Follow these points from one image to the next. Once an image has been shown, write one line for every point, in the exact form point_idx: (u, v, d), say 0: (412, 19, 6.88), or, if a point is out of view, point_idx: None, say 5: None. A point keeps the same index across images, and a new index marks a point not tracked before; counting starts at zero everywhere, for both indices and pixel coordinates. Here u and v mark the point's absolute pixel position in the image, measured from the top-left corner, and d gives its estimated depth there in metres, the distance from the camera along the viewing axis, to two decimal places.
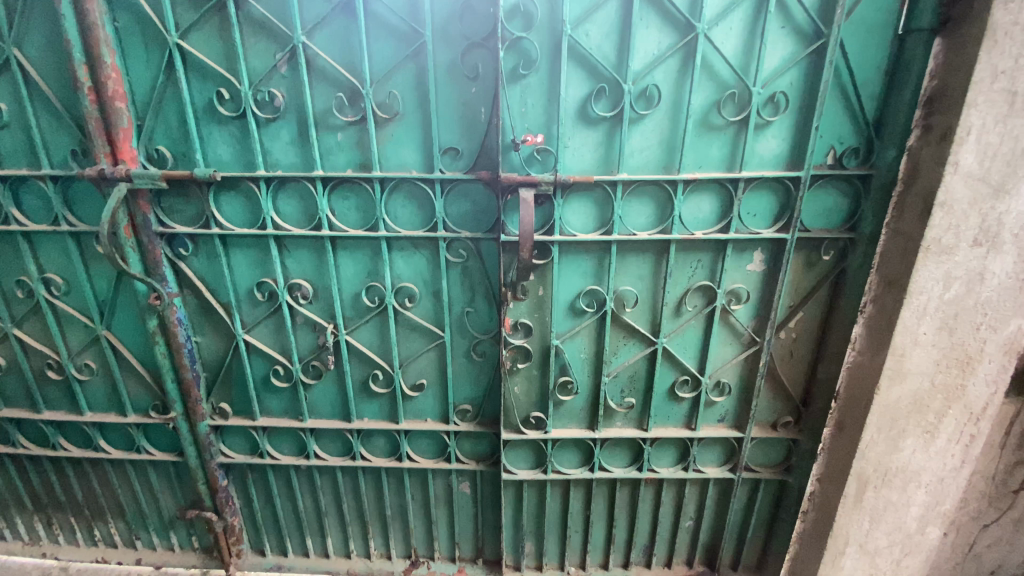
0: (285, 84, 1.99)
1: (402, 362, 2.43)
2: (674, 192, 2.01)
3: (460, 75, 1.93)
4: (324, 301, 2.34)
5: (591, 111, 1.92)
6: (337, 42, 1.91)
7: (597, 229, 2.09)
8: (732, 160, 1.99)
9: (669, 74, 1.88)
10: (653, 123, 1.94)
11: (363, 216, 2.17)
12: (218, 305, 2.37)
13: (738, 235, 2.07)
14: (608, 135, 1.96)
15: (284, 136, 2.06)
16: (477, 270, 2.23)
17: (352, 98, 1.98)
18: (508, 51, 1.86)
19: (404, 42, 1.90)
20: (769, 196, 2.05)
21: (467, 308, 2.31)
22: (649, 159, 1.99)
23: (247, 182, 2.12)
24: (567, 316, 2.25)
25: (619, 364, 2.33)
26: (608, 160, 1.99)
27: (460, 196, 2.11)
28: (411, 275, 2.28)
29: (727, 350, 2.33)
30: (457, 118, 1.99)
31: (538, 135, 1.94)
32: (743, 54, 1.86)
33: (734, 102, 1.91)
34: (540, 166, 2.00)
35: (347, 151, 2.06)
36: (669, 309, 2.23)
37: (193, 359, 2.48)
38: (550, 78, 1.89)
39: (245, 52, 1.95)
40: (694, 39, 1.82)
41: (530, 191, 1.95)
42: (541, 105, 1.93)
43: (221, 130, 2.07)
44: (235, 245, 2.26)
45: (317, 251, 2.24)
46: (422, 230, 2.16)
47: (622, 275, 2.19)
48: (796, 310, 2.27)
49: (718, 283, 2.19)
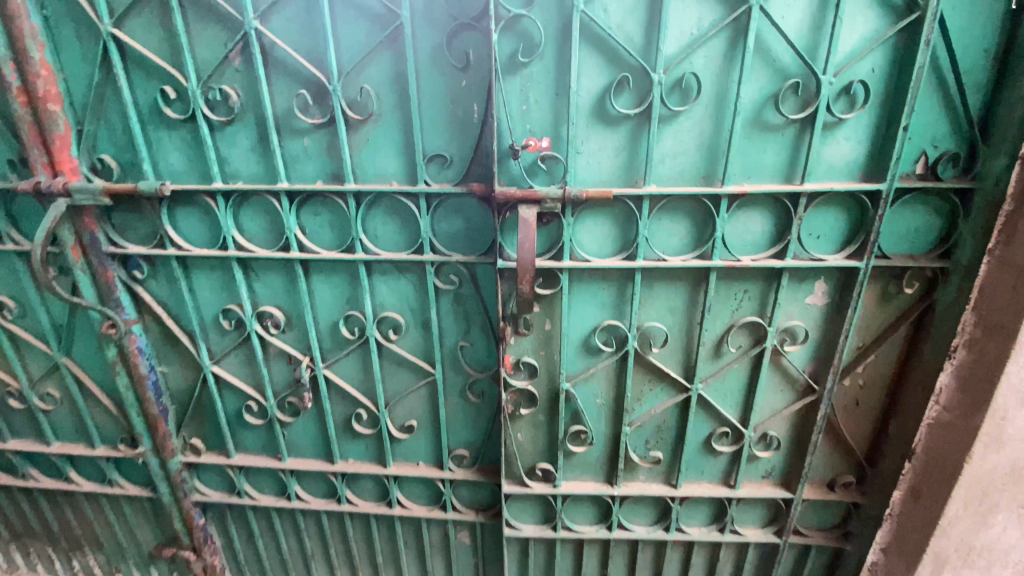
0: (239, 79, 1.66)
1: (388, 402, 2.09)
2: (715, 209, 1.60)
3: (447, 66, 1.56)
4: (298, 331, 2.02)
5: (611, 107, 1.52)
6: (297, 28, 1.57)
7: (617, 253, 1.70)
8: (791, 168, 1.57)
9: (712, 58, 1.46)
10: (690, 122, 1.53)
11: (338, 235, 1.83)
12: (181, 334, 2.08)
13: (797, 262, 1.65)
14: (631, 137, 1.55)
15: (242, 142, 1.74)
16: (473, 298, 1.87)
17: (319, 95, 1.63)
18: (505, 33, 1.47)
19: (379, 25, 1.54)
20: (838, 214, 1.63)
21: (461, 342, 1.95)
22: (685, 166, 1.58)
23: (203, 196, 1.81)
24: (579, 355, 1.87)
25: (644, 412, 1.95)
26: (633, 169, 1.59)
27: (450, 212, 1.75)
28: (395, 303, 1.93)
29: (775, 397, 1.93)
30: (444, 118, 1.62)
31: (543, 138, 1.55)
32: (811, 31, 1.43)
33: (798, 93, 1.48)
34: (546, 177, 1.62)
35: (316, 159, 1.72)
36: (706, 349, 1.83)
37: (158, 392, 2.21)
38: (559, 67, 1.49)
39: (191, 42, 1.63)
40: (747, 11, 1.38)
41: (533, 209, 1.57)
42: (547, 101, 1.53)
43: (172, 135, 1.76)
44: (196, 267, 1.96)
45: (288, 274, 1.92)
46: (406, 251, 1.81)
47: (649, 308, 1.79)
48: (865, 352, 1.84)
49: (769, 318, 1.77)
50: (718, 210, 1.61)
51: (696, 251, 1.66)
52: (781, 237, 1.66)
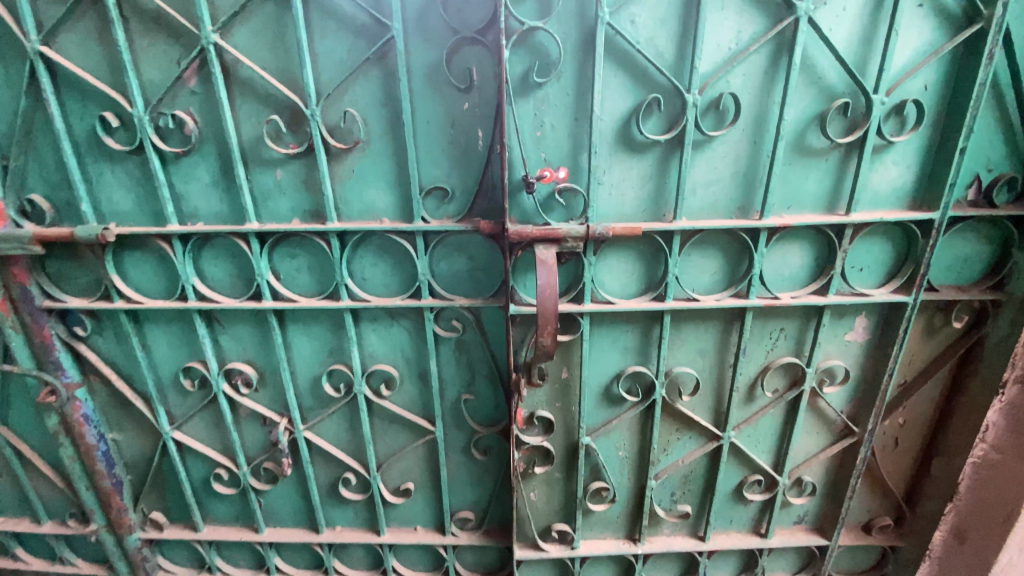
0: (197, 102, 1.39)
1: (381, 463, 1.84)
2: (753, 243, 1.43)
3: (447, 86, 1.34)
4: (274, 389, 1.75)
5: (638, 132, 1.33)
6: (266, 42, 1.32)
7: (643, 293, 1.51)
8: (835, 196, 1.41)
9: (751, 76, 1.29)
10: (726, 147, 1.35)
11: (319, 279, 1.58)
12: (135, 397, 1.78)
13: (841, 298, 1.49)
14: (660, 166, 1.37)
15: (202, 176, 1.47)
16: (478, 346, 1.64)
17: (294, 120, 1.39)
18: (516, 48, 1.26)
19: (365, 39, 1.31)
20: (883, 244, 1.48)
21: (464, 394, 1.71)
22: (719, 197, 1.40)
23: (156, 240, 1.53)
24: (599, 405, 1.67)
25: (670, 464, 1.76)
26: (661, 200, 1.40)
27: (451, 251, 1.52)
28: (387, 355, 1.68)
29: (811, 440, 1.76)
30: (443, 146, 1.40)
31: (559, 168, 1.34)
32: (859, 45, 1.28)
33: (846, 114, 1.32)
34: (563, 212, 1.41)
35: (290, 195, 1.47)
36: (739, 393, 1.64)
37: (110, 463, 1.90)
38: (579, 87, 1.29)
39: (136, 61, 1.36)
40: (794, 23, 1.22)
41: (551, 250, 1.36)
42: (564, 126, 1.33)
43: (116, 169, 1.48)
44: (151, 320, 1.67)
45: (260, 325, 1.66)
46: (400, 296, 1.57)
47: (676, 351, 1.60)
48: (908, 389, 1.70)
49: (808, 358, 1.60)
50: (756, 245, 1.44)
51: (732, 289, 1.48)
52: (822, 271, 1.50)
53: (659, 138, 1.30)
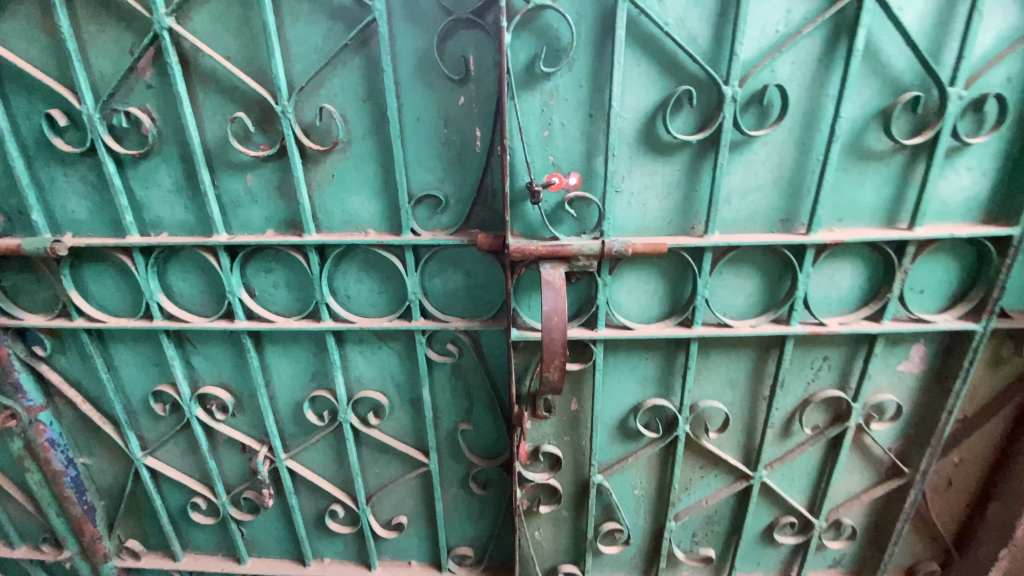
0: (154, 98, 1.22)
1: (370, 495, 1.66)
2: (797, 262, 1.22)
3: (439, 77, 1.14)
4: (252, 414, 1.58)
5: (664, 132, 1.13)
6: (229, 27, 1.14)
7: (666, 317, 1.31)
8: (896, 208, 1.19)
9: (802, 65, 1.08)
10: (769, 149, 1.14)
11: (298, 297, 1.40)
12: (103, 421, 1.62)
13: (897, 325, 1.28)
14: (689, 171, 1.16)
15: (164, 182, 1.29)
16: (476, 373, 1.45)
17: (264, 118, 1.20)
18: (520, 32, 1.06)
19: (344, 22, 1.12)
20: (949, 262, 1.26)
21: (462, 425, 1.53)
22: (759, 208, 1.19)
23: (116, 253, 1.36)
24: (612, 440, 1.48)
25: (692, 504, 1.56)
26: (690, 211, 1.20)
27: (445, 266, 1.33)
28: (376, 380, 1.50)
29: (854, 480, 1.55)
30: (436, 147, 1.21)
31: (570, 175, 1.14)
32: (934, 27, 1.05)
33: (916, 111, 1.10)
34: (575, 224, 1.21)
35: (263, 203, 1.29)
36: (773, 429, 1.44)
37: (80, 489, 1.74)
38: (595, 78, 1.09)
39: (83, 50, 1.19)
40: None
41: (560, 270, 1.17)
42: (577, 124, 1.13)
43: (69, 174, 1.31)
44: (116, 340, 1.51)
45: (235, 346, 1.49)
46: (388, 317, 1.39)
47: (702, 382, 1.40)
48: (968, 427, 1.49)
49: (855, 392, 1.39)
50: (800, 264, 1.23)
51: (770, 314, 1.27)
52: (876, 294, 1.29)
53: (690, 139, 1.10)
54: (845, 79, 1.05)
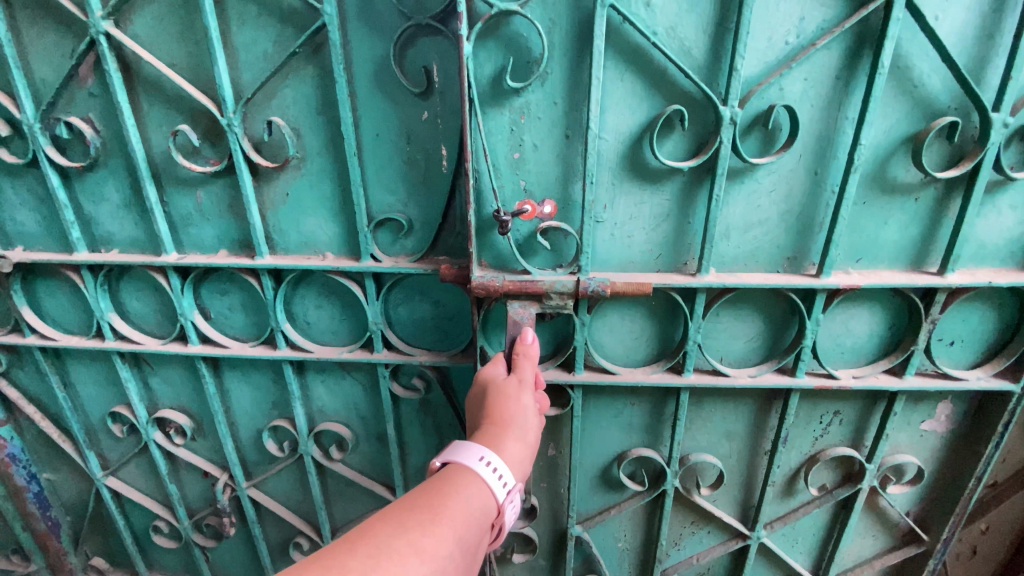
0: (98, 106, 1.12)
1: (336, 529, 1.55)
2: (806, 307, 1.06)
3: (399, 89, 1.02)
4: (212, 439, 1.49)
5: (651, 157, 0.98)
6: (170, 31, 1.03)
7: (654, 361, 1.17)
8: (924, 249, 1.03)
9: (816, 82, 0.92)
10: (775, 178, 0.99)
11: (255, 320, 1.29)
12: (63, 439, 1.54)
13: (921, 381, 1.11)
14: (681, 201, 1.02)
15: (111, 196, 1.20)
16: (446, 408, 1.33)
17: (211, 131, 1.10)
18: (485, 40, 0.93)
19: (294, 27, 1.00)
20: (984, 311, 1.09)
21: (431, 461, 1.41)
22: (762, 245, 1.04)
23: (65, 269, 1.28)
24: (594, 490, 1.34)
25: (681, 560, 1.41)
26: (682, 246, 1.05)
27: (411, 294, 1.21)
28: (339, 411, 1.39)
29: (867, 543, 1.38)
30: (397, 165, 1.08)
31: (545, 203, 1.02)
32: (977, 41, 0.89)
33: (952, 139, 0.93)
34: (550, 256, 1.08)
35: (214, 221, 1.19)
36: (775, 486, 1.28)
37: (43, 505, 1.68)
38: (571, 94, 0.95)
39: (24, 55, 1.11)
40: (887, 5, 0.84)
41: (529, 309, 1.04)
42: (552, 146, 0.99)
43: (16, 185, 1.24)
44: (71, 357, 1.43)
45: (193, 370, 1.39)
46: (349, 347, 1.27)
47: (694, 432, 1.25)
48: (999, 492, 1.33)
49: (870, 452, 1.22)
50: (809, 309, 1.06)
51: (773, 364, 1.12)
52: (896, 344, 1.12)
53: (680, 166, 0.95)
54: (867, 100, 0.89)
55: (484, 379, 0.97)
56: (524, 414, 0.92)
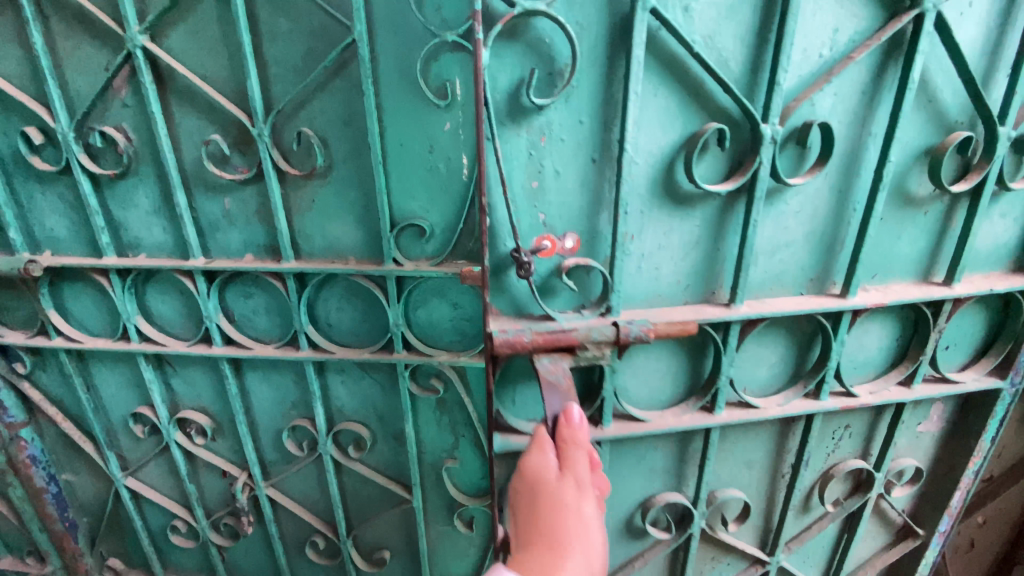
0: (130, 116, 1.17)
1: (352, 527, 1.58)
2: (832, 327, 1.11)
3: (422, 102, 1.07)
4: (232, 439, 1.53)
5: (687, 180, 1.03)
6: (204, 45, 1.08)
7: (681, 400, 1.21)
8: (928, 256, 1.10)
9: (844, 96, 0.98)
10: (801, 200, 1.04)
11: (277, 322, 1.33)
12: (83, 440, 1.57)
13: (927, 389, 1.18)
14: (711, 226, 1.08)
15: (141, 202, 1.25)
16: (461, 408, 1.38)
17: (241, 141, 1.15)
18: (515, 47, 0.95)
19: (324, 42, 1.05)
20: (976, 315, 1.16)
21: (446, 459, 1.45)
22: (787, 266, 1.09)
23: (93, 273, 1.31)
24: (618, 540, 1.35)
25: None
26: (713, 270, 1.11)
27: (430, 296, 1.26)
28: (358, 411, 1.43)
29: (869, 540, 1.43)
30: (419, 174, 1.13)
31: (567, 237, 1.07)
32: (982, 57, 0.96)
33: (964, 153, 1.01)
34: (571, 296, 1.11)
35: (240, 227, 1.23)
36: (793, 508, 1.32)
37: (61, 507, 1.68)
38: (602, 111, 1.00)
39: (60, 67, 1.15)
40: (916, 21, 0.91)
41: (562, 364, 1.02)
42: (575, 171, 1.04)
43: (46, 191, 1.27)
44: (94, 359, 1.46)
45: (215, 371, 1.43)
46: (370, 348, 1.31)
47: (717, 464, 1.28)
48: (995, 487, 1.44)
49: (879, 461, 1.28)
50: (835, 328, 1.12)
51: (801, 390, 1.16)
52: (905, 352, 1.18)
53: (720, 190, 0.99)
54: (895, 115, 0.96)
55: (533, 472, 0.94)
56: (584, 524, 0.88)
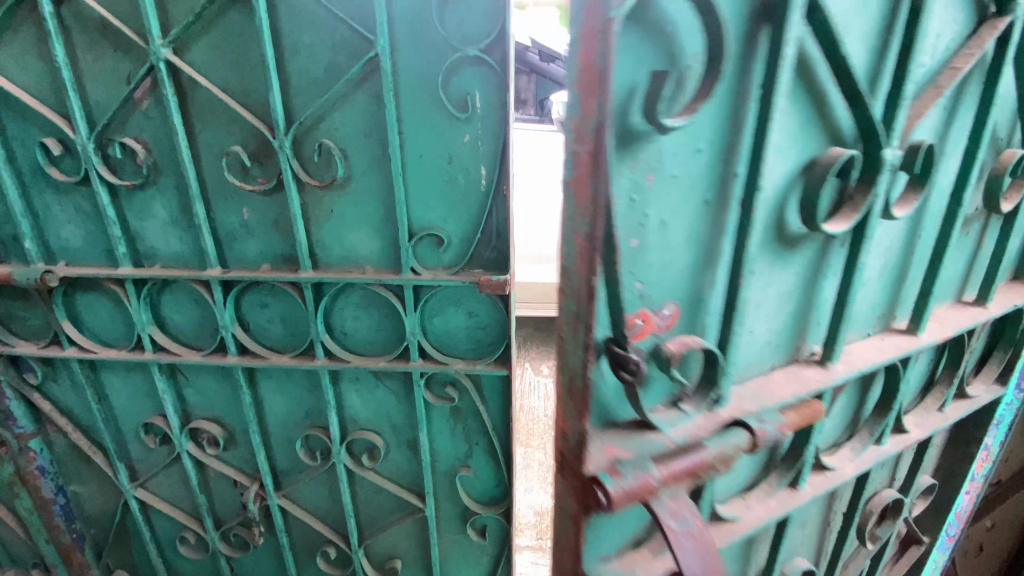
0: (151, 127, 1.18)
1: (364, 537, 1.58)
2: (901, 367, 0.90)
3: (442, 113, 1.09)
4: (244, 449, 1.53)
5: (800, 218, 0.67)
6: (227, 58, 1.10)
7: (760, 481, 0.87)
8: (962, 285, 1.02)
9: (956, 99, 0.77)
10: (883, 235, 0.79)
11: (293, 332, 1.34)
12: (93, 451, 1.56)
13: (958, 409, 1.09)
14: (812, 267, 0.73)
15: (159, 212, 1.25)
16: (475, 416, 1.39)
17: (261, 152, 1.16)
18: (633, 31, 0.48)
19: (346, 55, 1.07)
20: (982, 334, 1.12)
21: (460, 467, 1.46)
22: (860, 308, 0.83)
23: (108, 283, 1.32)
24: None
25: None
26: (800, 322, 0.77)
27: (446, 305, 1.27)
28: (372, 420, 1.43)
29: None
30: (438, 185, 1.15)
31: (667, 309, 0.61)
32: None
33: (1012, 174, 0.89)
34: (667, 384, 0.65)
35: (258, 237, 1.24)
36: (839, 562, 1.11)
37: (69, 518, 1.66)
38: (727, 134, 0.58)
39: (80, 79, 1.16)
40: (1005, 33, 0.74)
41: (686, 502, 0.59)
42: (684, 221, 0.59)
43: (62, 201, 1.28)
44: (106, 369, 1.46)
45: (229, 380, 1.43)
46: (386, 357, 1.32)
47: (788, 543, 1.00)
48: (1003, 491, 1.47)
49: (905, 484, 1.18)
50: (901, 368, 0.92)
51: (870, 439, 0.93)
52: (932, 379, 1.05)
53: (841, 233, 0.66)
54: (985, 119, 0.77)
55: None
56: None
